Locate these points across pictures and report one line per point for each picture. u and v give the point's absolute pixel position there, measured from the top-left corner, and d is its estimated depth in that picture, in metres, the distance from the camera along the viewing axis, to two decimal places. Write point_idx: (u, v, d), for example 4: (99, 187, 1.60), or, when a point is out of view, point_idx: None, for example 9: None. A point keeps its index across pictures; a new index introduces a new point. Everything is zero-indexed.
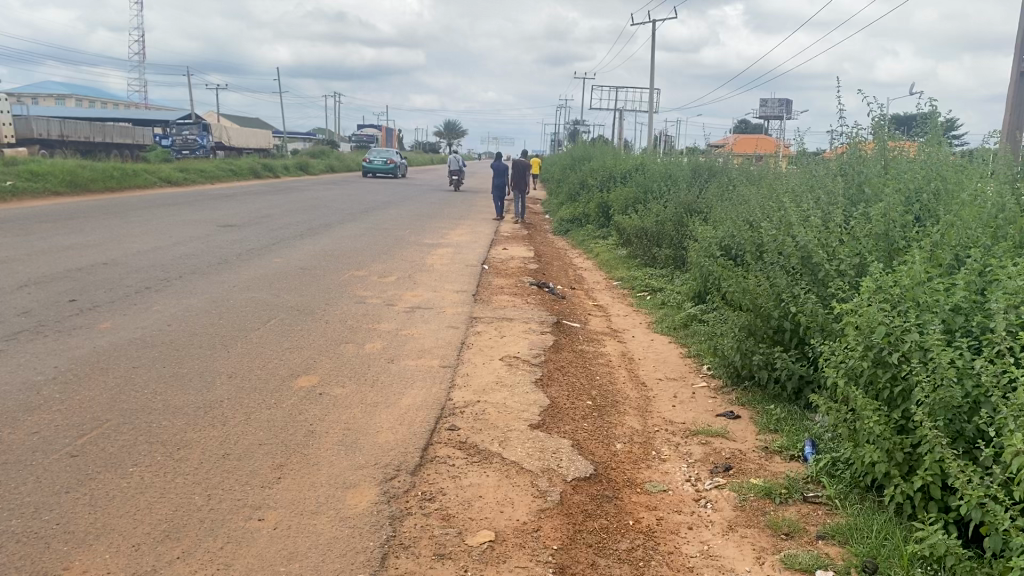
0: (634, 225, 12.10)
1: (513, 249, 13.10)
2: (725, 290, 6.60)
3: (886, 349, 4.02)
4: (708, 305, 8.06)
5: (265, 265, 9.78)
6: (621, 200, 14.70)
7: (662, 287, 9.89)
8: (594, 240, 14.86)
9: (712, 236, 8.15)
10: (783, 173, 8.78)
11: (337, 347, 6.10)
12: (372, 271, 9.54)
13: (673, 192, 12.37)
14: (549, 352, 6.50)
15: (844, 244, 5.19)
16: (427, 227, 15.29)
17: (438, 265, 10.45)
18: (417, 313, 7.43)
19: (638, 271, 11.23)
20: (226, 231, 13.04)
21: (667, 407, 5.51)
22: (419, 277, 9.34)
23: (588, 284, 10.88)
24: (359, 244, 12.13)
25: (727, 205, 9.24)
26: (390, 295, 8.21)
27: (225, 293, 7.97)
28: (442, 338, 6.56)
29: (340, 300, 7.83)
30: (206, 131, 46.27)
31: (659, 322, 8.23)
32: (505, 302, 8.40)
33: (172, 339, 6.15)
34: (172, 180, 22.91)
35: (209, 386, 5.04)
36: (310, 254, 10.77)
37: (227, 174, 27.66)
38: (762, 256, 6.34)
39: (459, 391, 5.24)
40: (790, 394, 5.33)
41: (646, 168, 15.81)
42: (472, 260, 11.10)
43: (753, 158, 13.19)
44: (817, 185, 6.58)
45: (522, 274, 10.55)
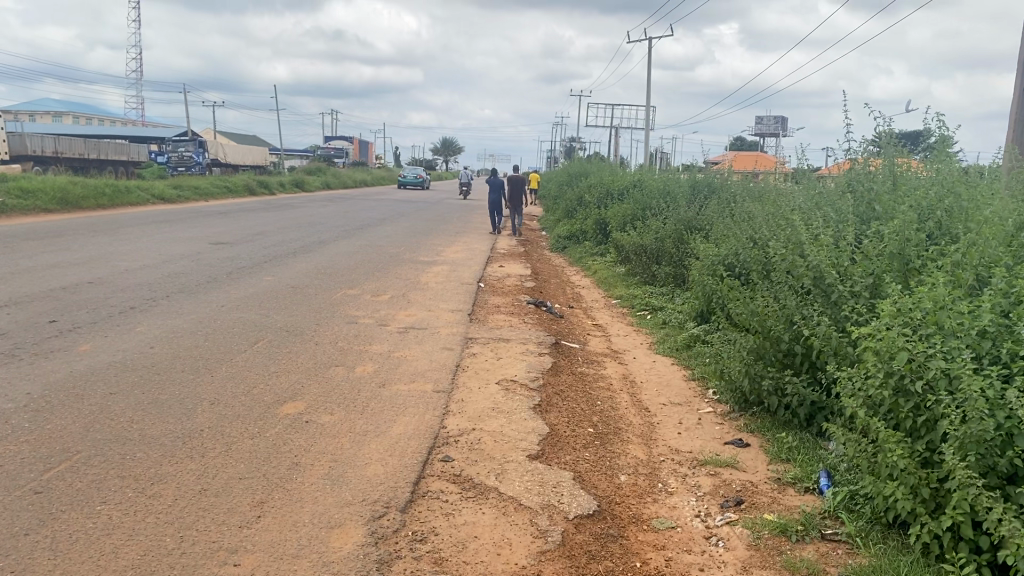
0: (633, 242, 11.86)
1: (510, 267, 12.86)
2: (730, 311, 6.35)
3: (908, 376, 3.76)
4: (712, 325, 7.81)
5: (255, 284, 9.52)
6: (620, 215, 14.46)
7: (662, 306, 9.64)
8: (592, 258, 14.62)
9: (716, 255, 7.91)
10: (787, 190, 8.55)
11: (327, 371, 5.83)
12: (366, 290, 9.28)
13: (673, 208, 12.13)
14: (548, 374, 6.23)
15: (857, 264, 4.95)
16: (423, 243, 15.04)
17: (433, 283, 10.20)
18: (411, 333, 7.16)
19: (637, 289, 10.98)
20: (217, 249, 12.79)
21: (672, 435, 5.24)
22: (413, 296, 9.08)
23: (587, 302, 10.63)
24: (353, 262, 11.88)
25: (729, 222, 9.01)
26: (384, 315, 7.94)
27: (212, 313, 7.70)
28: (436, 360, 6.30)
29: (331, 320, 7.57)
30: (201, 148, 46.14)
31: (662, 342, 7.97)
32: (501, 322, 8.14)
33: (153, 361, 5.88)
34: (166, 197, 22.69)
35: (189, 414, 4.76)
36: (302, 272, 10.52)
37: (221, 191, 27.43)
38: (768, 275, 6.10)
39: (453, 418, 4.97)
40: (802, 421, 5.06)
41: (644, 183, 15.58)
42: (468, 278, 10.84)
43: (754, 173, 12.96)
44: (825, 202, 6.34)
45: (519, 292, 10.30)
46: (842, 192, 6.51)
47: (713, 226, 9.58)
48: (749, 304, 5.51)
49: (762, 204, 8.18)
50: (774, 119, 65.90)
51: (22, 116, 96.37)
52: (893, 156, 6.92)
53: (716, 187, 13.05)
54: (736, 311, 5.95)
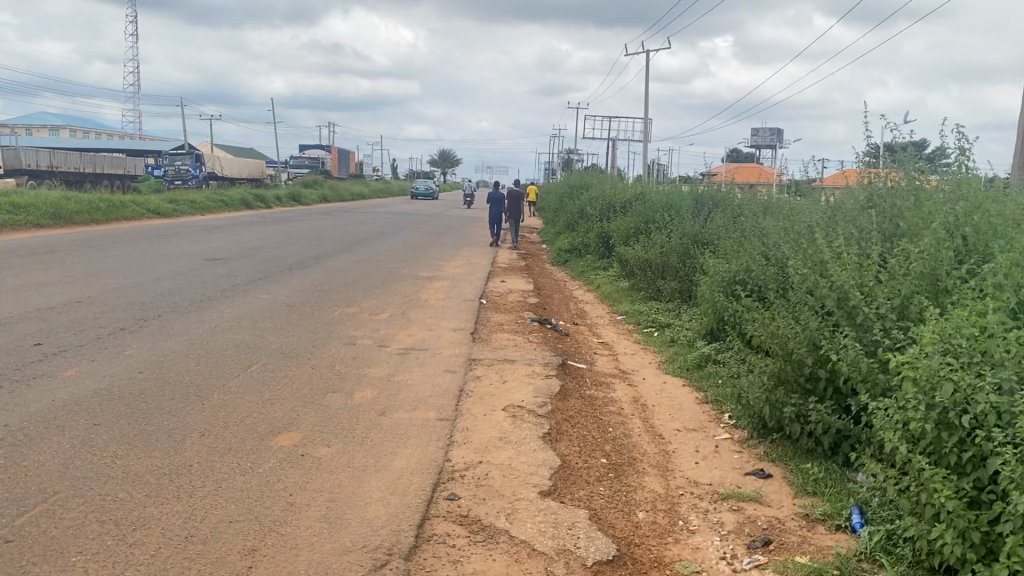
0: (638, 256, 11.59)
1: (512, 281, 12.58)
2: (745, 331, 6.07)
3: (952, 409, 3.49)
4: (723, 343, 7.54)
5: (250, 302, 9.24)
6: (623, 229, 14.19)
7: (669, 323, 9.37)
8: (594, 271, 14.35)
9: (726, 271, 7.64)
10: (798, 204, 8.31)
11: (324, 398, 5.54)
12: (365, 309, 8.99)
13: (678, 221, 11.87)
14: (556, 398, 5.95)
15: (884, 284, 4.67)
16: (423, 258, 14.77)
17: (433, 300, 9.91)
18: (412, 355, 6.87)
19: (643, 304, 10.71)
20: (212, 265, 12.51)
21: (689, 465, 4.94)
22: (413, 314, 8.79)
23: (591, 319, 10.35)
24: (351, 278, 11.60)
25: (739, 237, 8.74)
26: (383, 335, 7.66)
27: (205, 334, 7.42)
28: (439, 384, 6.00)
29: (329, 341, 7.28)
30: (198, 161, 45.93)
31: (671, 361, 7.69)
32: (505, 341, 7.85)
33: (142, 387, 5.59)
34: (161, 211, 22.42)
35: (178, 447, 4.47)
36: (298, 290, 10.23)
37: (218, 205, 27.17)
38: (785, 294, 5.82)
39: (458, 449, 4.68)
40: (827, 451, 4.78)
41: (647, 196, 15.33)
42: (469, 295, 10.56)
43: (760, 186, 12.72)
44: (843, 217, 6.08)
45: (522, 309, 10.01)
46: (860, 206, 6.25)
47: (722, 240, 9.31)
48: (768, 325, 5.23)
49: (773, 218, 7.92)
50: (772, 130, 65.82)
51: (19, 130, 96.32)
52: (912, 169, 6.66)
53: (721, 199, 12.80)
54: (752, 332, 5.67)
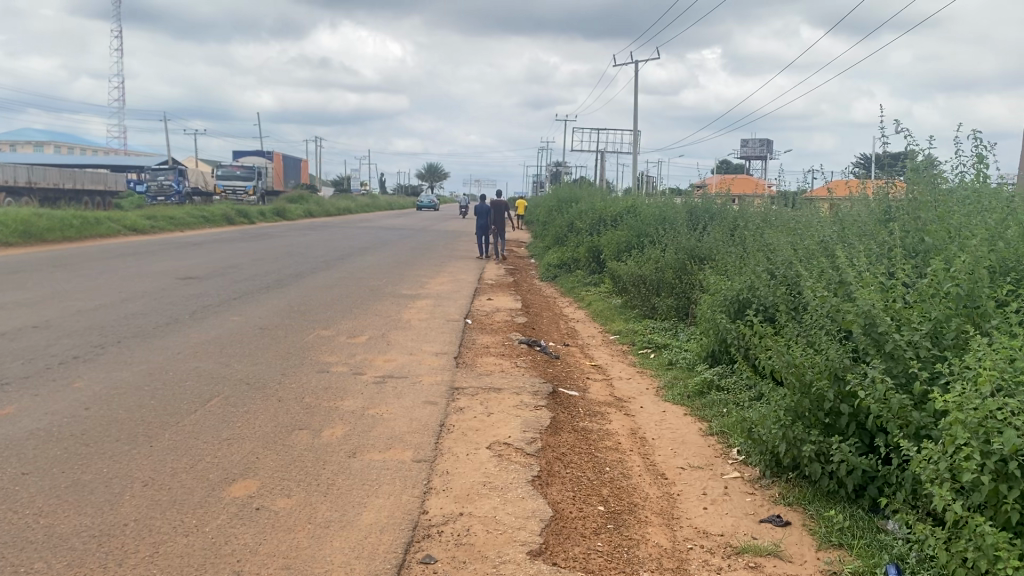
0: (630, 272, 11.08)
1: (499, 299, 12.04)
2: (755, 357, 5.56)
3: (1012, 459, 2.98)
4: (727, 369, 7.02)
5: (220, 326, 8.66)
6: (614, 243, 13.69)
7: (666, 344, 8.85)
8: (585, 288, 13.83)
9: (730, 292, 7.16)
10: (803, 218, 7.84)
11: (289, 436, 4.98)
12: (342, 331, 8.44)
13: (673, 235, 11.37)
14: (546, 432, 5.41)
15: (913, 307, 4.18)
16: (407, 274, 14.23)
17: (416, 320, 9.36)
18: (390, 383, 6.32)
19: (637, 323, 10.19)
20: (185, 285, 11.92)
21: (697, 512, 4.42)
22: (393, 337, 8.24)
23: (583, 339, 9.82)
24: (330, 297, 11.04)
25: (740, 253, 8.24)
26: (359, 361, 7.10)
27: (166, 361, 6.85)
28: (417, 418, 5.45)
29: (300, 369, 6.72)
30: (181, 176, 45.27)
31: (672, 387, 7.17)
32: (492, 367, 7.30)
33: (85, 426, 5.02)
34: (138, 227, 21.81)
35: (114, 501, 3.90)
36: (272, 311, 9.66)
37: (198, 220, 26.58)
38: (798, 317, 5.33)
39: (434, 499, 4.13)
40: (851, 494, 4.28)
41: (639, 209, 14.84)
42: (454, 314, 10.02)
43: (757, 198, 12.23)
44: (858, 233, 5.60)
45: (510, 329, 9.47)
46: (874, 220, 5.78)
47: (723, 257, 8.82)
48: (781, 353, 4.73)
49: (779, 233, 7.45)
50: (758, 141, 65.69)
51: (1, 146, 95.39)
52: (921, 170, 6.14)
53: (717, 213, 12.31)
54: (763, 360, 5.18)
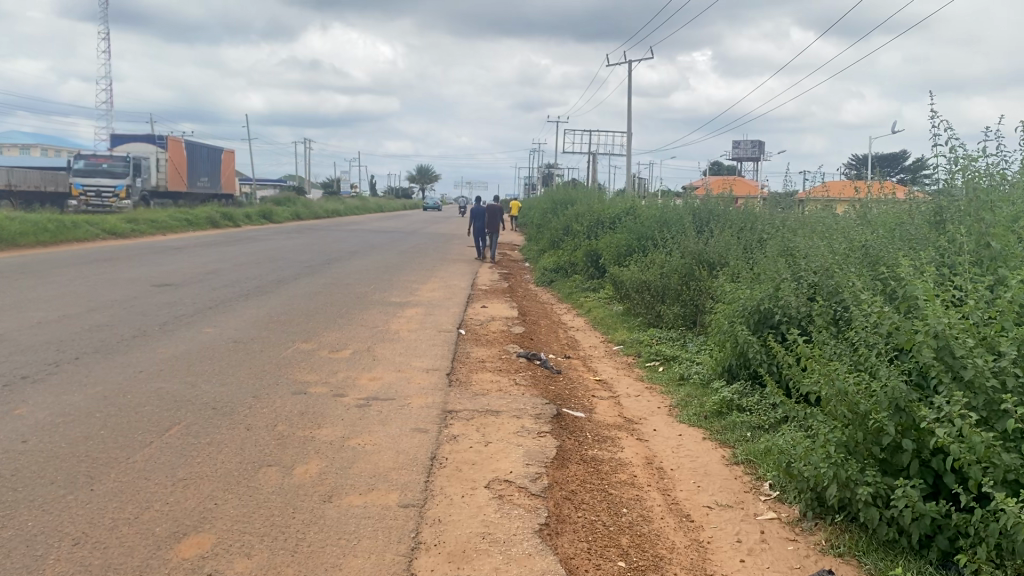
0: (633, 277, 10.41)
1: (494, 306, 11.37)
2: (791, 377, 4.88)
3: None
4: (750, 387, 6.33)
5: (191, 339, 7.95)
6: (614, 247, 13.02)
7: (676, 355, 8.18)
8: (584, 294, 13.17)
9: (751, 303, 6.50)
10: (828, 221, 7.19)
11: (255, 476, 4.28)
12: (324, 345, 7.74)
13: (679, 238, 10.71)
14: (552, 466, 4.73)
15: (995, 327, 3.50)
16: (395, 280, 13.53)
17: (405, 331, 8.67)
18: (374, 408, 5.63)
19: (642, 332, 9.52)
20: (159, 292, 11.20)
21: (733, 566, 3.75)
22: (380, 351, 7.56)
23: (584, 350, 9.15)
24: (313, 306, 10.34)
25: (758, 258, 7.56)
26: (341, 380, 6.41)
27: (125, 381, 6.13)
28: (405, 450, 4.77)
29: (275, 390, 6.02)
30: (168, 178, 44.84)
31: (687, 407, 6.50)
32: (488, 385, 6.62)
33: (17, 464, 4.31)
34: (117, 231, 21.02)
35: (35, 566, 3.21)
36: (250, 322, 8.96)
37: (181, 224, 25.78)
38: (841, 333, 4.64)
39: (425, 557, 3.45)
40: (916, 546, 3.61)
41: (639, 211, 14.17)
42: (445, 324, 9.34)
43: (766, 200, 11.58)
44: (907, 241, 4.95)
45: (506, 340, 8.80)
46: (922, 224, 5.13)
47: (738, 264, 8.16)
48: (829, 377, 4.06)
49: (804, 239, 6.80)
50: (753, 142, 64.96)
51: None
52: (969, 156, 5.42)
53: (722, 215, 11.65)
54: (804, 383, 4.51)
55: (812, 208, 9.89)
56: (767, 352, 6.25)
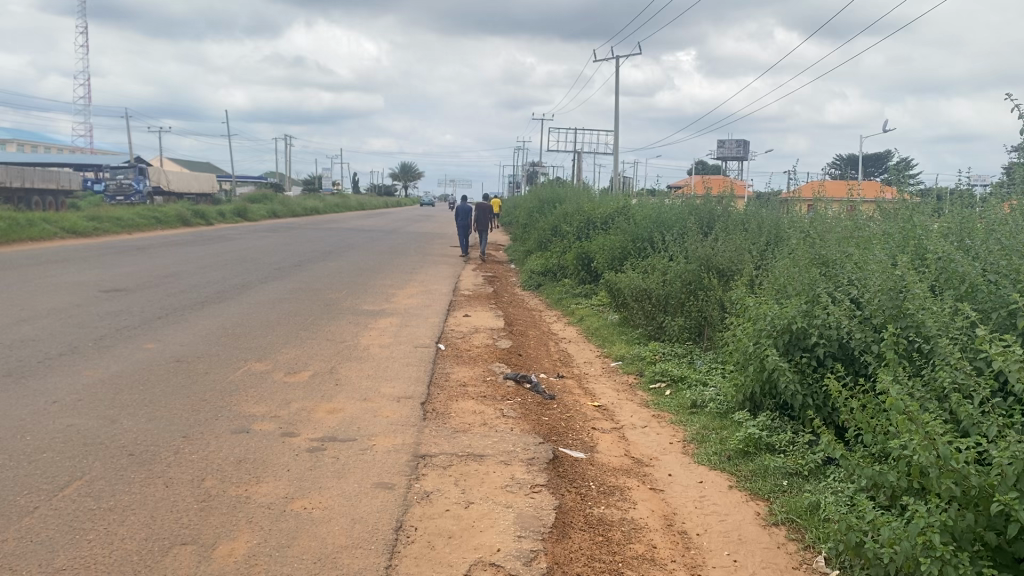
0: (631, 284, 9.42)
1: (477, 315, 10.35)
2: (861, 423, 3.89)
3: None
4: (786, 426, 5.35)
5: (125, 358, 6.85)
6: (607, 251, 12.04)
7: (685, 375, 7.19)
8: (574, 300, 12.19)
9: (779, 320, 5.52)
10: (869, 228, 6.24)
11: (159, 562, 3.24)
12: (282, 367, 6.70)
13: (680, 242, 9.72)
14: (552, 537, 3.72)
15: None
16: (371, 285, 12.48)
17: (376, 348, 7.63)
18: (329, 453, 4.59)
19: (643, 347, 8.52)
20: (105, 299, 10.07)
21: None
22: (345, 374, 6.52)
23: (579, 368, 8.15)
24: (276, 316, 9.26)
25: (785, 265, 6.59)
26: (293, 414, 5.36)
27: (30, 415, 5.07)
28: (363, 519, 3.73)
29: (210, 428, 4.97)
30: (141, 175, 43.70)
31: (704, 444, 5.52)
32: (470, 416, 5.59)
33: None
34: (79, 229, 19.86)
35: None
36: (200, 336, 7.87)
37: (150, 222, 24.62)
38: (929, 373, 3.67)
39: None
40: None
41: (632, 210, 13.21)
42: (422, 338, 8.31)
43: (774, 201, 10.64)
44: (1004, 261, 4.00)
45: (490, 357, 7.78)
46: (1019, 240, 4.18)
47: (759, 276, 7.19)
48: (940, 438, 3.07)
49: (842, 247, 5.83)
50: (740, 142, 64.17)
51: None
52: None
53: (727, 217, 10.68)
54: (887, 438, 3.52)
55: (828, 210, 8.95)
56: (803, 381, 5.28)
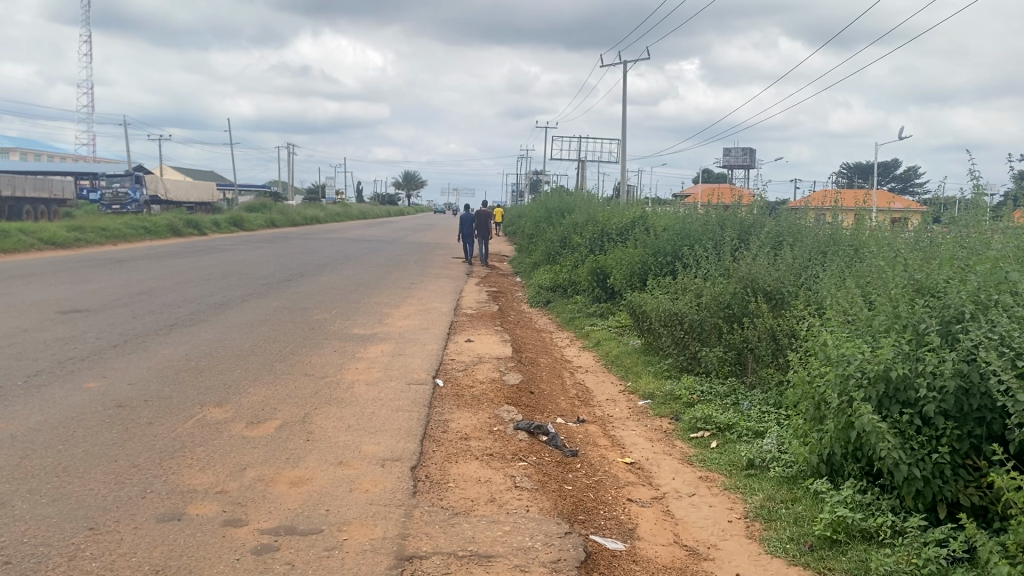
0: (658, 305, 8.19)
1: (482, 340, 9.13)
2: None
3: None
4: (885, 507, 4.15)
5: (53, 402, 5.61)
6: (626, 266, 10.83)
7: (735, 424, 5.98)
8: (587, 321, 10.97)
9: (870, 365, 4.31)
10: (974, 248, 5.05)
11: None
12: (244, 415, 5.47)
13: (715, 259, 8.50)
14: None
15: None
16: (364, 304, 11.27)
17: (360, 387, 6.40)
18: (282, 558, 3.36)
19: (676, 382, 7.30)
20: (59, 322, 8.86)
21: None
22: (319, 426, 5.29)
23: (602, 408, 6.93)
24: (251, 344, 8.05)
25: (865, 292, 5.38)
26: (244, 488, 4.13)
27: None
28: None
29: (129, 515, 3.74)
30: (137, 183, 42.72)
31: (774, 526, 4.30)
32: (474, 488, 4.36)
33: None
34: (59, 239, 18.73)
35: None
36: (155, 372, 6.66)
37: (139, 233, 23.53)
38: None
39: None
40: None
41: (652, 220, 12.01)
42: (416, 372, 7.08)
43: (818, 213, 9.42)
44: None
45: (497, 397, 6.56)
46: None
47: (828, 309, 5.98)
48: None
49: (943, 270, 4.62)
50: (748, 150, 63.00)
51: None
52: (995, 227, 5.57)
53: (763, 230, 9.46)
54: None
55: (889, 225, 7.74)
56: (906, 446, 4.06)
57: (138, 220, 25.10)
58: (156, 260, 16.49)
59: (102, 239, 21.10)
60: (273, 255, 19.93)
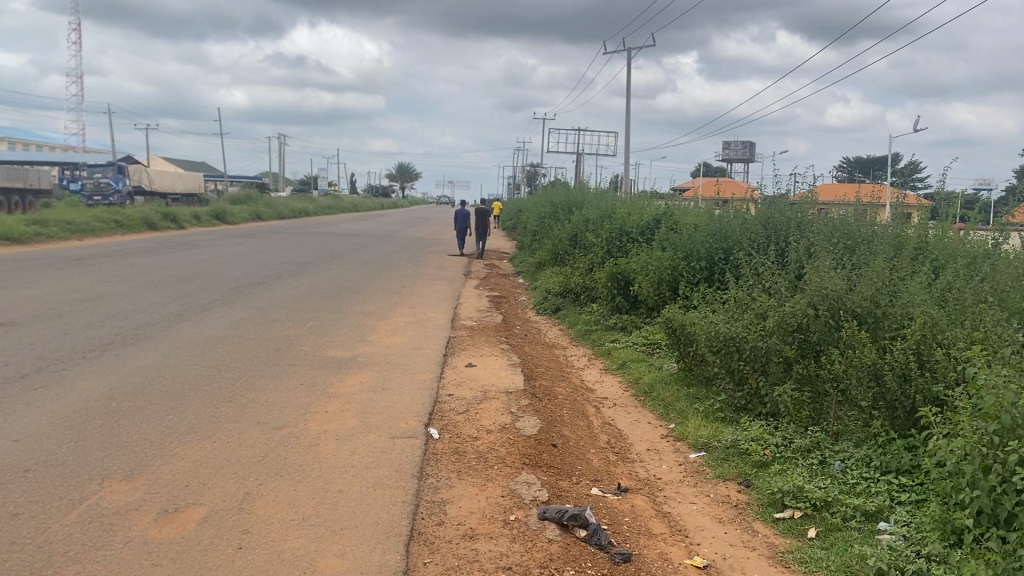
0: (705, 323, 6.60)
1: (485, 364, 7.52)
2: None
3: None
4: None
5: None
6: (651, 274, 9.30)
7: (837, 502, 4.40)
8: (606, 335, 9.42)
9: None
10: None
11: None
12: (155, 500, 3.85)
13: (775, 271, 6.95)
14: None
15: None
16: (345, 315, 9.63)
17: (327, 446, 4.77)
18: None
19: (733, 428, 5.73)
20: None
21: None
22: (261, 518, 3.69)
23: (643, 464, 5.33)
24: (196, 375, 6.40)
25: None
26: None
27: None
28: None
29: None
30: (121, 173, 41.03)
31: None
32: None
33: None
34: (15, 234, 17.03)
35: None
36: (55, 421, 5.01)
37: (110, 226, 21.85)
38: None
39: None
40: None
41: (679, 218, 10.45)
42: (403, 417, 5.46)
43: (891, 221, 7.95)
44: None
45: (508, 454, 4.95)
46: None
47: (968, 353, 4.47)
48: None
49: None
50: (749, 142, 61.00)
51: None
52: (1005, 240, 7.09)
53: (817, 227, 7.90)
54: None
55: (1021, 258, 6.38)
56: None
57: (112, 213, 23.42)
58: (116, 258, 14.81)
59: (66, 234, 19.41)
60: (254, 251, 18.26)
